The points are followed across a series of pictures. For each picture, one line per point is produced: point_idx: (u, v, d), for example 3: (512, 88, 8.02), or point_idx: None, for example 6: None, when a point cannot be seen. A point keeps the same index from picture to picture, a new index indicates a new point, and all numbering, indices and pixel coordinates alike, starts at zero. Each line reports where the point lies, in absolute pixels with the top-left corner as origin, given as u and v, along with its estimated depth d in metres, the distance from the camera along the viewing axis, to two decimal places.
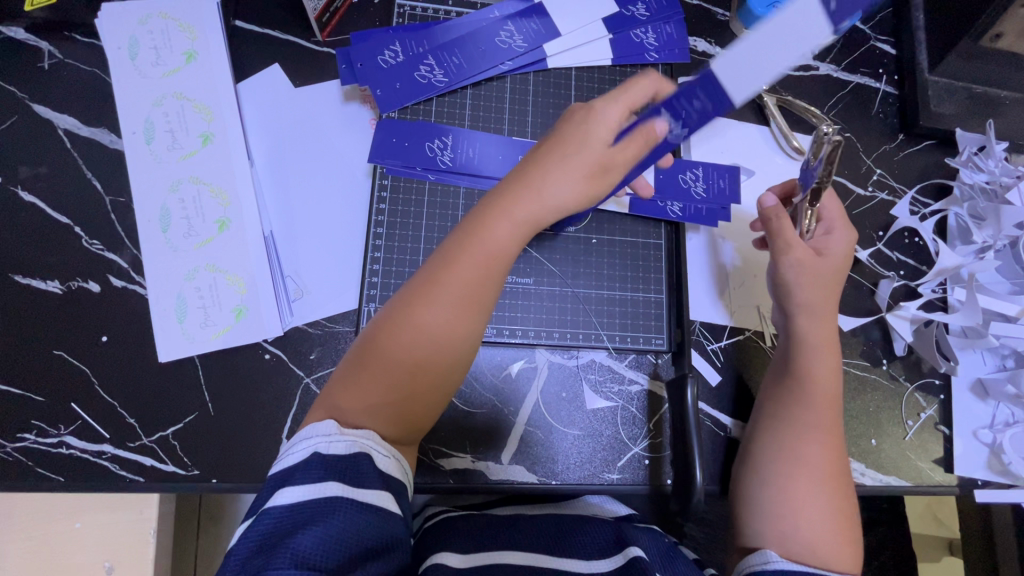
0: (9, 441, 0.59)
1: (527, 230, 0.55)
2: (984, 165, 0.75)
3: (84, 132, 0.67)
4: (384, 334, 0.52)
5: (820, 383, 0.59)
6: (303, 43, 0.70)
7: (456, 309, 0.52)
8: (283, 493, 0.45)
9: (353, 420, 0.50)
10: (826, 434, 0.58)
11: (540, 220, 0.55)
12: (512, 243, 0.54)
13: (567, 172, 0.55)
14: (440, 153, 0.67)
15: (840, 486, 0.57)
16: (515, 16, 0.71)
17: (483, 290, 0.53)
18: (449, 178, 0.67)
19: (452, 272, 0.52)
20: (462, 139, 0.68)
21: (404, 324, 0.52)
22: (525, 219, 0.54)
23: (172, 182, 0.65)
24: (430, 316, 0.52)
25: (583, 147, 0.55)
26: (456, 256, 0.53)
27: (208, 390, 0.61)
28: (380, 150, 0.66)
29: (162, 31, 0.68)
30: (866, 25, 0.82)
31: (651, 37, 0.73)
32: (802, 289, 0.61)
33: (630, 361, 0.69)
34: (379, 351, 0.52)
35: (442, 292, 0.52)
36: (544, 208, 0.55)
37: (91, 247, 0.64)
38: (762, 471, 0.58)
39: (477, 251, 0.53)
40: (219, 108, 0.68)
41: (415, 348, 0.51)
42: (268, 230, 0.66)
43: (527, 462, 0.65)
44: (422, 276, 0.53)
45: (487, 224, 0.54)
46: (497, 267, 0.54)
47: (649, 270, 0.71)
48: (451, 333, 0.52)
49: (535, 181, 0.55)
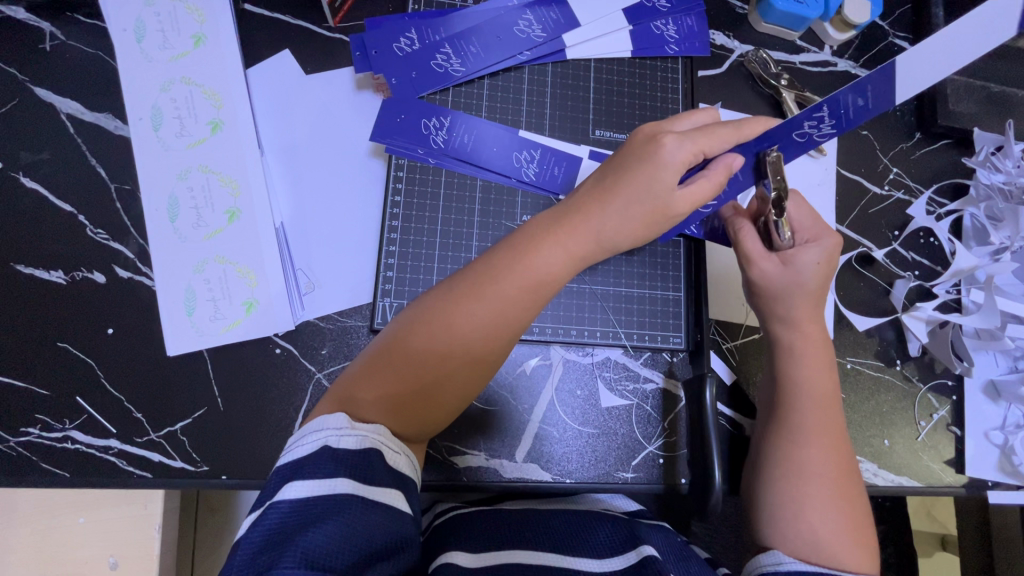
0: (13, 435, 0.57)
1: (579, 263, 0.55)
2: (1002, 166, 0.74)
3: (88, 117, 0.64)
4: (416, 336, 0.51)
5: (810, 386, 0.59)
6: (314, 28, 0.68)
7: (494, 320, 0.51)
8: (290, 488, 0.43)
9: (367, 416, 0.49)
10: (823, 435, 0.57)
11: (591, 254, 0.55)
12: (563, 271, 0.54)
13: (624, 215, 0.54)
14: (436, 133, 0.65)
15: (844, 486, 0.56)
16: (534, 4, 0.69)
17: (525, 304, 0.52)
18: (454, 164, 0.65)
19: (494, 283, 0.52)
20: (461, 122, 0.66)
21: (439, 329, 0.51)
22: (578, 253, 0.54)
23: (180, 170, 0.64)
24: (468, 323, 0.51)
25: (643, 192, 0.53)
26: (501, 270, 0.52)
27: (218, 385, 0.60)
28: (386, 131, 0.65)
29: (169, 13, 0.66)
30: (885, 21, 0.81)
31: (672, 29, 0.72)
32: (768, 299, 0.61)
33: (646, 359, 0.68)
34: (411, 355, 0.50)
35: (481, 300, 0.51)
36: (598, 245, 0.55)
37: (96, 236, 0.62)
38: (767, 472, 0.58)
39: (528, 277, 0.52)
40: (229, 95, 0.66)
41: (450, 355, 0.51)
42: (279, 222, 0.64)
43: (541, 460, 0.65)
44: (460, 284, 0.52)
45: (540, 253, 0.53)
46: (544, 292, 0.53)
47: (666, 268, 0.70)
48: (488, 344, 0.52)
49: (590, 215, 0.54)
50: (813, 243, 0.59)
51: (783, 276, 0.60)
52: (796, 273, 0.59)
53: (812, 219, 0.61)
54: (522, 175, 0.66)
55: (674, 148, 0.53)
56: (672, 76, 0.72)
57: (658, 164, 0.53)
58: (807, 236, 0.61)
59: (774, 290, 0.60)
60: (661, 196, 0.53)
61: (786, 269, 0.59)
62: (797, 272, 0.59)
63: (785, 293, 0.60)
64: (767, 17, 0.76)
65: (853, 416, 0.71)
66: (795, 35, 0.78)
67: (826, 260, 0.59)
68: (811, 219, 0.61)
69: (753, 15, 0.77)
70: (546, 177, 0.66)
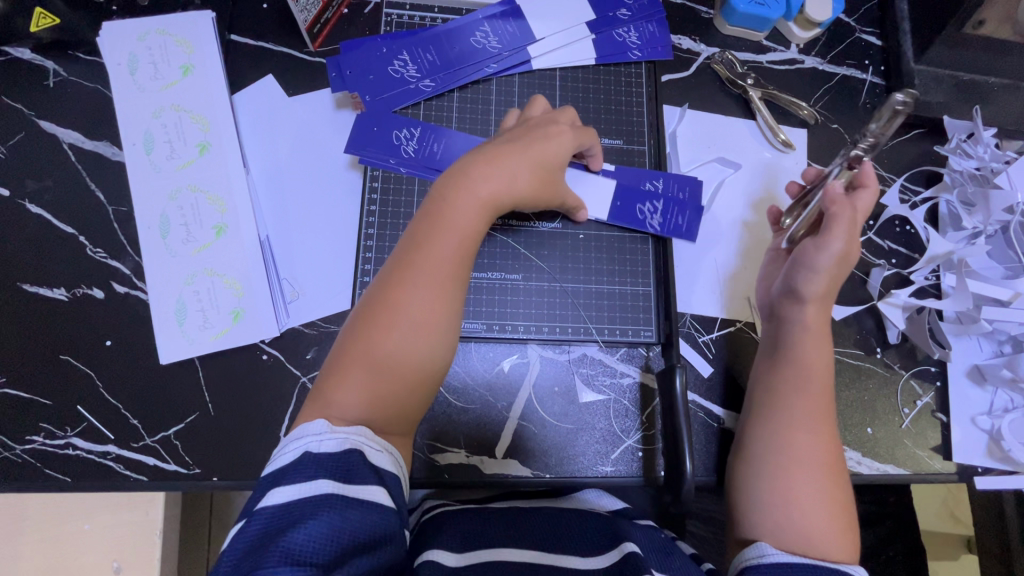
0: (18, 443, 0.61)
1: (490, 220, 0.58)
2: (974, 152, 0.76)
3: (88, 145, 0.69)
4: (369, 329, 0.53)
5: (813, 375, 0.60)
6: (296, 53, 0.73)
7: (432, 295, 0.54)
8: (274, 494, 0.46)
9: (345, 418, 0.51)
10: (823, 425, 0.58)
11: (500, 204, 0.58)
12: (477, 222, 0.57)
13: (520, 176, 0.59)
14: (407, 143, 0.69)
15: (834, 476, 0.56)
16: (493, 17, 0.73)
17: (457, 270, 0.55)
18: (426, 173, 0.68)
19: (418, 255, 0.55)
20: (430, 134, 0.70)
21: (385, 317, 0.53)
22: (486, 200, 0.57)
23: (170, 191, 0.68)
24: (409, 301, 0.53)
25: (543, 162, 0.61)
26: (427, 238, 0.55)
27: (208, 391, 0.63)
28: (356, 143, 0.68)
29: (160, 46, 0.71)
30: (850, 18, 0.83)
31: (633, 35, 0.75)
32: (814, 280, 0.61)
33: (622, 354, 0.70)
34: (370, 350, 0.52)
35: (417, 277, 0.54)
36: (495, 186, 0.58)
37: (95, 255, 0.66)
38: (762, 460, 0.58)
39: (447, 233, 0.55)
40: (214, 118, 0.70)
41: (397, 332, 0.52)
42: (264, 234, 0.68)
43: (520, 455, 0.66)
44: (396, 260, 0.55)
45: (456, 206, 0.56)
46: (468, 246, 0.57)
47: (636, 265, 0.72)
48: (430, 319, 0.53)
49: (509, 190, 0.59)
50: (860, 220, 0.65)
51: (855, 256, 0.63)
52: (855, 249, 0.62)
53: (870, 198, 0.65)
54: None
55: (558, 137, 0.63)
56: (636, 80, 0.76)
57: (547, 141, 0.62)
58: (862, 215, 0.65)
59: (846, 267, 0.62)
60: (555, 175, 0.63)
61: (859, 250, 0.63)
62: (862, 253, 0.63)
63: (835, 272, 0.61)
64: (730, 20, 0.79)
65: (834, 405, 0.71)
66: (761, 35, 0.80)
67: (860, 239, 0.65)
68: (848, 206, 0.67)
69: (718, 19, 0.80)
70: None
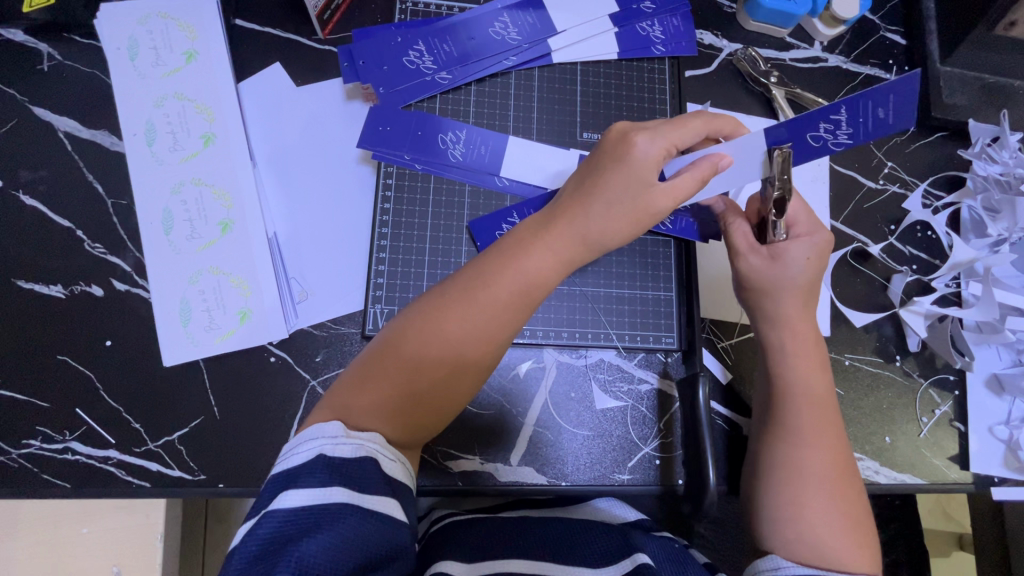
0: (14, 447, 0.58)
1: (566, 267, 0.55)
2: (998, 157, 0.74)
3: (85, 134, 0.66)
4: (413, 341, 0.51)
5: (804, 383, 0.58)
6: (303, 40, 0.70)
7: (482, 329, 0.51)
8: (286, 497, 0.43)
9: (360, 426, 0.48)
10: (824, 436, 0.56)
11: (582, 255, 0.55)
12: (550, 275, 0.54)
13: (610, 221, 0.55)
14: (452, 147, 0.67)
15: (841, 485, 0.55)
16: (512, 8, 0.70)
17: (516, 308, 0.52)
18: (457, 174, 0.66)
19: (477, 287, 0.52)
20: (475, 136, 0.67)
21: (432, 336, 0.51)
22: (564, 253, 0.54)
23: (173, 184, 0.65)
24: (458, 331, 0.51)
25: (628, 191, 0.54)
26: (492, 271, 0.53)
27: (214, 394, 0.61)
28: (370, 137, 0.65)
29: (161, 30, 0.68)
30: (876, 15, 0.81)
31: (657, 29, 0.73)
32: (766, 294, 0.59)
33: (640, 360, 0.68)
34: (410, 365, 0.50)
35: (473, 303, 0.52)
36: (580, 239, 0.55)
37: (94, 250, 0.63)
38: (765, 472, 0.56)
39: (516, 279, 0.52)
40: (220, 108, 0.67)
41: (437, 358, 0.51)
42: (272, 231, 0.65)
43: (536, 463, 0.65)
44: (455, 283, 0.53)
45: (529, 254, 0.53)
46: (533, 295, 0.53)
47: (657, 269, 0.70)
48: (475, 346, 0.51)
49: (588, 233, 0.54)
50: (804, 239, 0.59)
51: (772, 270, 0.59)
52: (787, 265, 0.58)
53: (804, 213, 0.61)
54: (494, 183, 0.66)
55: (651, 147, 0.56)
56: (659, 76, 0.72)
57: (632, 170, 0.55)
58: (799, 230, 0.60)
59: (764, 284, 0.59)
60: (648, 193, 0.55)
61: (776, 263, 0.59)
62: (788, 267, 0.58)
63: (771, 288, 0.59)
64: (755, 16, 0.76)
65: (853, 413, 0.70)
66: (784, 32, 0.78)
67: (816, 256, 0.59)
68: (808, 216, 0.61)
69: (741, 14, 0.77)
70: (518, 185, 0.67)
